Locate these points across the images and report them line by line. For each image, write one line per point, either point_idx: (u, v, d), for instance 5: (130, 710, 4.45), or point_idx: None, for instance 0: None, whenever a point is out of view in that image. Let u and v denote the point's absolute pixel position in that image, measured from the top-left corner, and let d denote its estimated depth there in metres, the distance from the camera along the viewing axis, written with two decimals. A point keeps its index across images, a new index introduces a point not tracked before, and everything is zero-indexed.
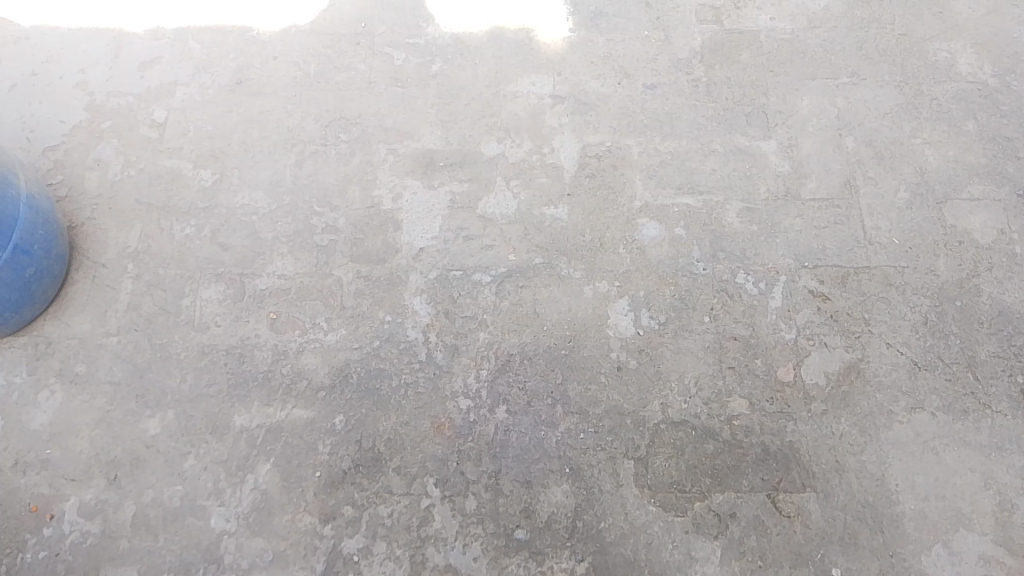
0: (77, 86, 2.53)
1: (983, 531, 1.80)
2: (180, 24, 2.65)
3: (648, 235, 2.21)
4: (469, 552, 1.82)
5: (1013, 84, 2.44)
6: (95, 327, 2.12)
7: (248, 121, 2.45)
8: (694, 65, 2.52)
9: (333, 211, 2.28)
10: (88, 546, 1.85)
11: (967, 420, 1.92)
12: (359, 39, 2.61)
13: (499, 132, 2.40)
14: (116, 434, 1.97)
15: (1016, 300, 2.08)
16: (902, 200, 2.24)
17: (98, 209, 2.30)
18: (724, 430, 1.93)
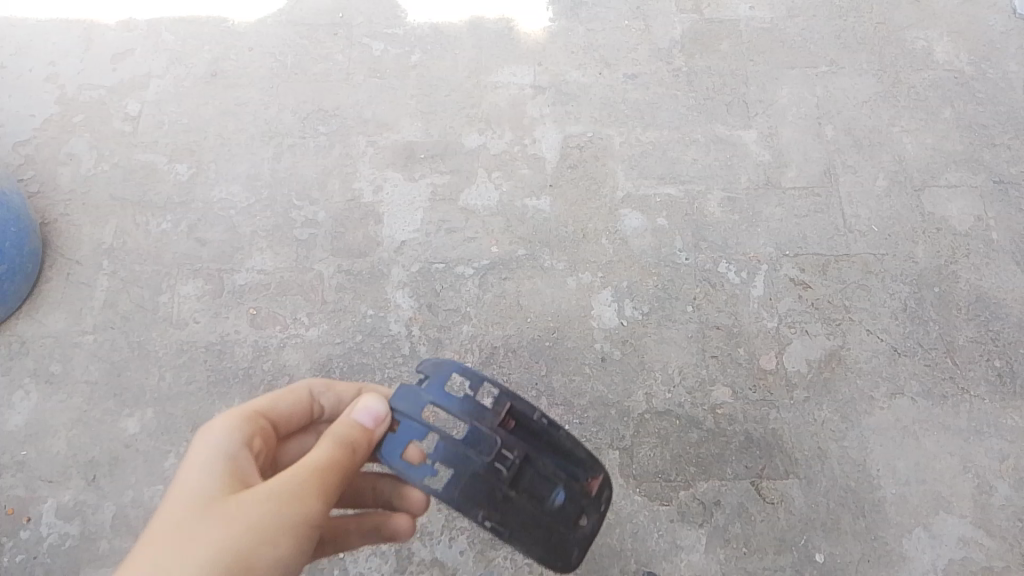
0: (47, 79, 2.47)
1: (962, 513, 1.83)
2: (153, 15, 2.60)
3: (631, 225, 2.20)
4: (455, 546, 1.81)
5: (988, 72, 2.46)
6: (70, 325, 2.08)
7: (225, 113, 2.41)
8: (674, 54, 2.52)
9: (313, 204, 2.25)
10: (67, 548, 1.81)
11: (946, 405, 1.95)
12: (337, 29, 2.57)
13: (479, 123, 2.38)
14: (94, 434, 1.94)
15: (993, 286, 2.10)
16: (881, 188, 2.26)
17: (72, 204, 2.26)
18: (707, 419, 1.94)
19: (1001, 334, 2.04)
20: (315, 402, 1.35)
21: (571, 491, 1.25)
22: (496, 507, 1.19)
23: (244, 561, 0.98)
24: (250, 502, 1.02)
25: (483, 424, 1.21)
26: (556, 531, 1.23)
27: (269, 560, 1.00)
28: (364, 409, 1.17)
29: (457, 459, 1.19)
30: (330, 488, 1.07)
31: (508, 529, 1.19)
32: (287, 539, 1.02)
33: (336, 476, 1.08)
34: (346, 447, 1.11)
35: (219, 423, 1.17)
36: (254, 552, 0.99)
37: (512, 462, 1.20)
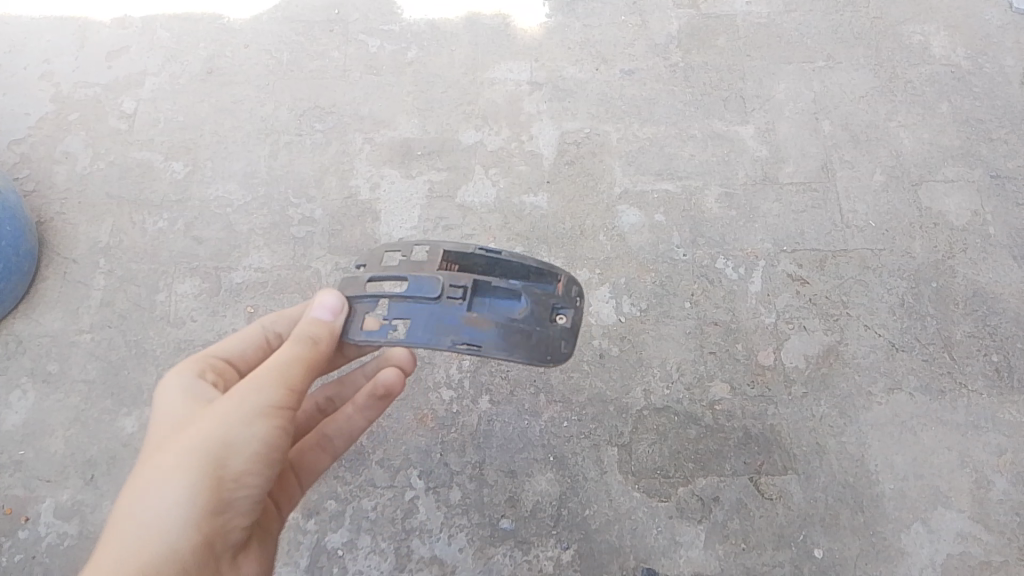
0: (41, 77, 2.46)
1: (960, 508, 1.83)
2: (148, 13, 2.59)
3: (628, 221, 2.20)
4: (454, 543, 1.81)
5: (986, 66, 2.46)
6: (67, 324, 2.07)
7: (220, 111, 2.40)
8: (671, 49, 2.51)
9: (310, 202, 2.24)
10: (66, 547, 1.81)
11: (944, 400, 1.95)
12: (333, 26, 2.57)
13: (476, 119, 2.38)
14: (92, 433, 1.94)
15: (991, 280, 2.10)
16: (878, 183, 2.26)
17: (68, 203, 2.25)
18: (706, 415, 1.94)
19: (999, 329, 2.04)
20: (267, 335, 1.44)
21: (530, 298, 1.35)
22: (464, 331, 1.30)
23: (223, 446, 1.11)
24: (219, 404, 1.15)
25: (422, 275, 1.35)
26: (531, 332, 1.33)
27: (247, 439, 1.13)
28: (317, 308, 1.30)
29: (411, 308, 1.32)
30: (290, 374, 1.19)
31: (484, 344, 1.30)
32: (258, 420, 1.14)
33: (292, 365, 1.20)
34: (301, 344, 1.22)
35: (176, 371, 1.31)
36: (229, 437, 1.12)
37: (461, 295, 1.33)
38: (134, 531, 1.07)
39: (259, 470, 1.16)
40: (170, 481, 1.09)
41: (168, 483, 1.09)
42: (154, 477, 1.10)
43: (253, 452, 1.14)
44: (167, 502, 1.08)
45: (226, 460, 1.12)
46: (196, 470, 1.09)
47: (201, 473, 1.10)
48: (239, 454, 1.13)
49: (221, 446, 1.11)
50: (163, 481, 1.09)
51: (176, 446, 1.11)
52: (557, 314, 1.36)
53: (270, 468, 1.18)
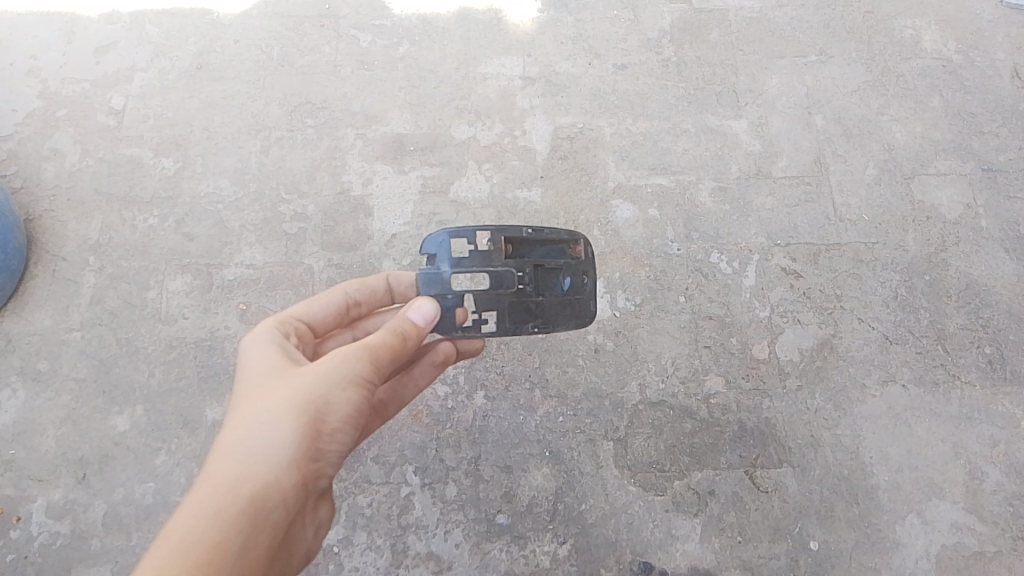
0: (29, 73, 2.43)
1: (954, 499, 1.84)
2: (136, 7, 2.56)
3: (622, 216, 2.20)
4: (450, 539, 1.81)
5: (976, 60, 2.47)
6: (57, 322, 2.05)
7: (211, 107, 2.38)
8: (664, 44, 2.51)
9: (301, 198, 2.23)
10: (58, 547, 1.80)
11: (937, 392, 1.96)
12: (323, 21, 2.55)
13: (469, 115, 2.37)
14: (83, 432, 1.92)
15: (983, 273, 2.11)
16: (871, 176, 2.26)
17: (56, 200, 2.22)
18: (701, 408, 1.94)
19: (991, 321, 2.05)
20: (346, 302, 1.46)
21: (570, 271, 1.47)
22: (536, 314, 1.42)
23: (322, 405, 1.13)
24: (317, 365, 1.16)
25: (496, 264, 1.38)
26: (576, 302, 1.48)
27: (342, 404, 1.15)
28: (413, 311, 1.29)
29: (494, 301, 1.39)
30: (382, 351, 1.21)
31: (551, 322, 1.45)
32: (354, 387, 1.16)
33: (386, 344, 1.22)
34: (396, 329, 1.25)
35: (262, 326, 1.30)
36: (328, 397, 1.14)
37: (527, 278, 1.40)
38: (233, 467, 1.06)
39: (345, 436, 1.18)
40: (272, 426, 1.10)
41: (270, 427, 1.10)
42: (254, 419, 1.11)
43: (345, 417, 1.16)
44: (267, 448, 1.08)
45: (321, 419, 1.13)
46: (296, 423, 1.11)
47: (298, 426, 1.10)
48: (335, 416, 1.15)
49: (320, 405, 1.13)
50: (264, 424, 1.10)
51: (277, 396, 1.13)
52: (588, 278, 1.50)
53: (352, 436, 1.20)
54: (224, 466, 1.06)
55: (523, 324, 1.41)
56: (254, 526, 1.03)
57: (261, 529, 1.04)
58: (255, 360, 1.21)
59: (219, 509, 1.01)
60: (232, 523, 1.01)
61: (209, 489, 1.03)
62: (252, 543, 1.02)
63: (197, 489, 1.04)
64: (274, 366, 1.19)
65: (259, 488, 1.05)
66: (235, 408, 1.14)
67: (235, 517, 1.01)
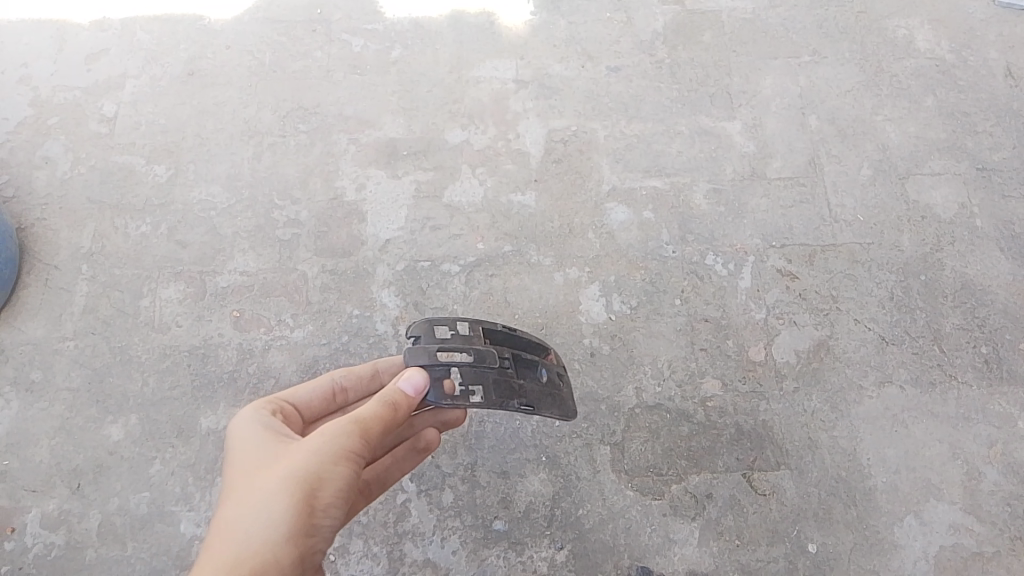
0: (20, 81, 2.42)
1: (951, 499, 1.84)
2: (127, 14, 2.56)
3: (617, 219, 2.19)
4: (447, 546, 1.80)
5: (969, 59, 2.47)
6: (50, 331, 2.04)
7: (203, 114, 2.37)
8: (657, 46, 2.50)
9: (295, 204, 2.22)
10: (53, 558, 1.78)
11: (934, 392, 1.95)
12: (316, 25, 2.54)
13: (462, 118, 2.36)
14: (77, 442, 1.91)
15: (978, 272, 2.11)
16: (865, 176, 2.26)
17: (48, 209, 2.21)
18: (698, 411, 1.94)
19: (987, 321, 2.05)
20: (335, 387, 1.49)
21: (547, 363, 1.60)
22: (520, 393, 1.47)
23: (312, 481, 1.15)
24: (307, 444, 1.19)
25: (479, 345, 1.49)
26: (556, 393, 1.57)
27: (334, 478, 1.17)
28: (402, 380, 1.30)
29: (479, 374, 1.44)
30: (371, 422, 1.23)
31: (533, 402, 1.49)
32: (344, 462, 1.18)
33: (375, 414, 1.24)
34: (386, 399, 1.27)
35: (251, 409, 1.35)
36: (319, 473, 1.16)
37: (509, 361, 1.50)
38: (231, 549, 1.09)
39: (340, 511, 1.19)
40: (265, 507, 1.12)
41: (264, 509, 1.12)
42: (248, 503, 1.14)
43: (337, 492, 1.17)
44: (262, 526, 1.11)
45: (314, 496, 1.15)
46: (288, 501, 1.13)
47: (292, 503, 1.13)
48: (327, 492, 1.16)
49: (310, 481, 1.15)
50: (257, 506, 1.12)
51: (269, 478, 1.16)
52: (564, 376, 1.62)
53: (346, 510, 1.21)
54: (222, 553, 1.09)
55: (509, 400, 1.44)
56: None
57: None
58: (249, 445, 1.25)
59: None
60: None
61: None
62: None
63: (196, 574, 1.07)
64: (266, 450, 1.23)
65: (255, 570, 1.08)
66: (229, 494, 1.17)
67: None
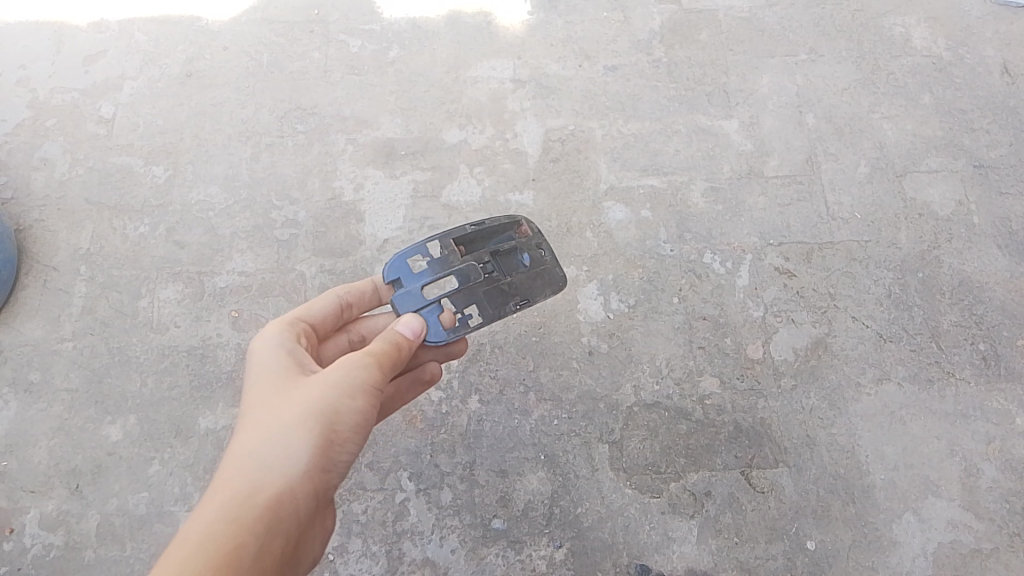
0: (18, 83, 2.42)
1: (950, 496, 1.84)
2: (125, 15, 2.56)
3: (615, 217, 2.20)
4: (446, 545, 1.80)
5: (965, 57, 2.47)
6: (48, 332, 2.04)
7: (201, 114, 2.37)
8: (654, 45, 2.50)
9: (293, 204, 2.22)
10: (52, 558, 1.78)
11: (932, 389, 1.96)
12: (313, 26, 2.54)
13: (460, 118, 2.36)
14: (76, 442, 1.91)
15: (976, 270, 2.11)
16: (863, 174, 2.26)
17: (47, 210, 2.21)
18: (696, 409, 1.94)
19: (985, 318, 2.05)
20: (342, 305, 1.50)
21: (524, 249, 1.54)
22: (513, 293, 1.47)
23: (332, 414, 1.15)
24: (326, 374, 1.19)
25: (455, 263, 1.45)
26: (545, 272, 1.53)
27: (352, 411, 1.17)
28: (401, 325, 1.32)
29: (470, 293, 1.44)
30: (383, 358, 1.24)
31: (529, 296, 1.49)
32: (362, 395, 1.19)
33: (386, 351, 1.26)
34: (394, 337, 1.30)
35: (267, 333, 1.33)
36: (339, 406, 1.16)
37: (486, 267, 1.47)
38: (250, 473, 1.09)
39: (354, 445, 1.20)
40: (287, 435, 1.12)
41: (283, 438, 1.12)
42: (268, 431, 1.13)
43: (355, 425, 1.18)
44: (282, 455, 1.11)
45: (333, 428, 1.15)
46: (309, 432, 1.13)
47: (313, 434, 1.13)
48: (345, 424, 1.17)
49: (330, 413, 1.15)
50: (278, 432, 1.12)
51: (290, 407, 1.15)
52: (545, 249, 1.55)
53: (361, 445, 1.21)
54: (241, 477, 1.08)
55: (505, 305, 1.45)
56: (273, 529, 1.05)
57: (276, 535, 1.05)
58: (266, 371, 1.24)
59: (238, 516, 1.03)
60: (250, 528, 1.02)
61: (224, 497, 1.05)
62: (267, 549, 1.03)
63: (214, 495, 1.06)
64: (284, 376, 1.22)
65: (275, 497, 1.07)
66: (247, 418, 1.17)
67: (255, 521, 1.03)
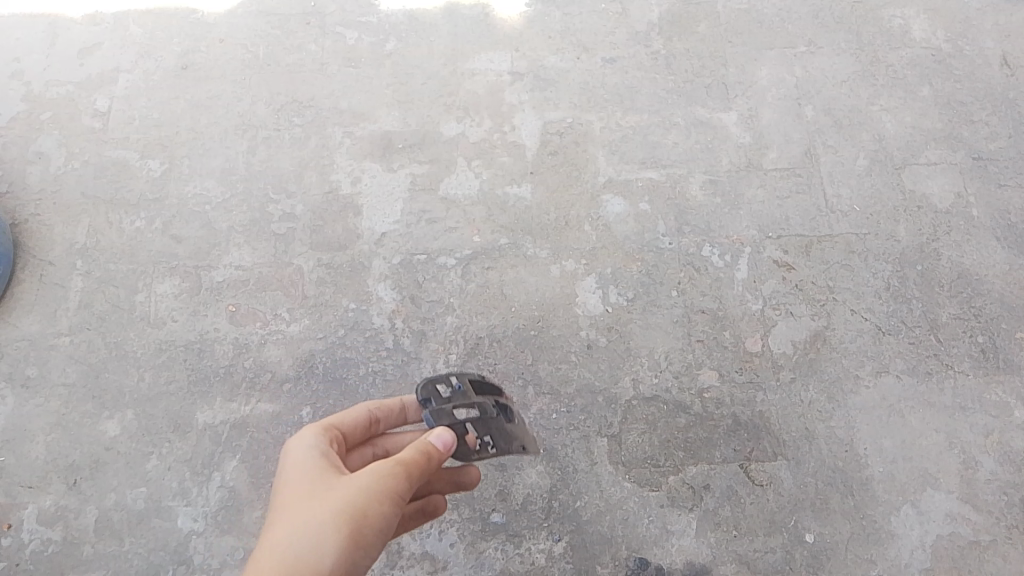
0: (13, 77, 2.40)
1: (948, 489, 1.84)
2: (119, 8, 2.54)
3: (613, 210, 2.19)
4: (445, 539, 1.80)
5: (965, 49, 2.46)
6: (45, 327, 2.03)
7: (196, 107, 2.36)
8: (652, 37, 2.49)
9: (290, 198, 2.21)
10: (50, 554, 1.78)
11: (930, 382, 1.96)
12: (309, 18, 2.52)
13: (457, 111, 2.35)
14: (74, 438, 1.90)
15: (975, 262, 2.11)
16: (862, 167, 2.26)
17: (42, 204, 2.20)
18: (695, 403, 1.94)
19: (984, 310, 2.05)
20: (375, 417, 1.45)
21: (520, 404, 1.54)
22: (517, 435, 1.45)
23: (362, 516, 1.12)
24: (358, 475, 1.16)
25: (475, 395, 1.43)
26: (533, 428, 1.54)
27: (380, 516, 1.13)
28: (434, 435, 1.26)
29: (489, 424, 1.40)
30: (414, 464, 1.19)
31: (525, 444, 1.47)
32: (391, 500, 1.15)
33: (416, 457, 1.21)
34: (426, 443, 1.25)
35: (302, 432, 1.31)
36: (367, 507, 1.12)
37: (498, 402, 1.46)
38: (275, 569, 1.06)
39: (378, 552, 1.15)
40: (315, 533, 1.09)
41: (311, 535, 1.09)
42: (297, 526, 1.11)
43: (382, 530, 1.14)
44: (308, 554, 1.08)
45: (360, 531, 1.11)
46: (337, 534, 1.10)
47: (340, 534, 1.10)
48: (373, 529, 1.12)
49: (358, 515, 1.11)
50: (306, 530, 1.10)
51: (321, 505, 1.13)
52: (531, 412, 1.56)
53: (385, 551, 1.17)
54: (265, 573, 1.05)
55: (512, 444, 1.43)
56: None
57: None
58: (301, 467, 1.22)
59: None
60: None
61: None
62: None
63: None
64: (317, 473, 1.20)
65: None
66: (277, 515, 1.15)
67: None
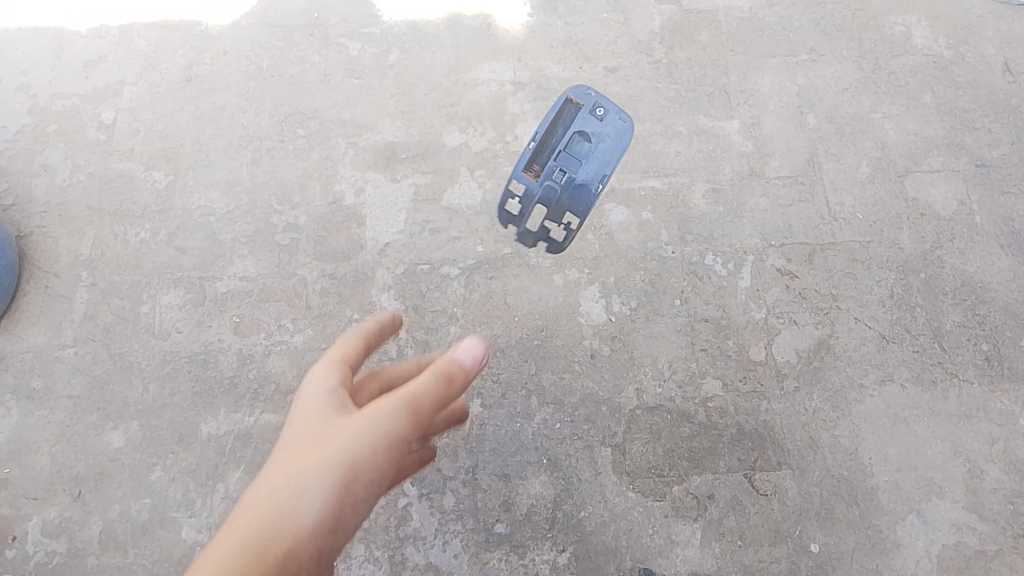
0: (19, 89, 2.42)
1: (954, 498, 1.83)
2: (125, 20, 2.55)
3: (616, 219, 2.19)
4: (449, 550, 1.80)
5: (967, 55, 2.46)
6: (50, 338, 2.04)
7: (201, 119, 2.37)
8: (654, 46, 2.50)
9: (294, 209, 2.22)
10: (55, 565, 1.79)
11: (935, 390, 1.95)
12: (313, 29, 2.54)
13: (460, 121, 2.36)
14: (78, 449, 1.91)
15: (979, 269, 2.11)
16: (864, 174, 2.26)
17: (48, 216, 2.21)
18: (699, 412, 1.93)
19: (988, 318, 2.04)
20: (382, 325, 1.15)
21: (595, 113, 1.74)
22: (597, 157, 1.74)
23: (358, 470, 0.91)
24: (361, 414, 0.95)
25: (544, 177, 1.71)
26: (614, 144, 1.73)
27: (379, 473, 0.93)
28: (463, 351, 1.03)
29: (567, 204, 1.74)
30: (426, 398, 0.98)
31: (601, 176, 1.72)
32: (390, 454, 0.94)
33: (430, 390, 0.99)
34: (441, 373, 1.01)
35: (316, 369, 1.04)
36: (364, 461, 0.92)
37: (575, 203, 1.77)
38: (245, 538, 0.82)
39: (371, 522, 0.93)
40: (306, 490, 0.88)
41: (300, 493, 0.88)
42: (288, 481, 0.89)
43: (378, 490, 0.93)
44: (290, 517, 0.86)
45: (351, 487, 0.91)
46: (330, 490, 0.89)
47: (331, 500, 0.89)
48: (368, 487, 0.92)
49: (351, 467, 0.91)
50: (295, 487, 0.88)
51: (317, 456, 0.91)
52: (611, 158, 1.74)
53: None
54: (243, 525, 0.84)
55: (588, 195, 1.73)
56: None
57: None
58: (313, 403, 0.99)
59: None
60: None
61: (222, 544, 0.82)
62: None
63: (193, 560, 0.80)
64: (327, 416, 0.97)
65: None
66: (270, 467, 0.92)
67: None
